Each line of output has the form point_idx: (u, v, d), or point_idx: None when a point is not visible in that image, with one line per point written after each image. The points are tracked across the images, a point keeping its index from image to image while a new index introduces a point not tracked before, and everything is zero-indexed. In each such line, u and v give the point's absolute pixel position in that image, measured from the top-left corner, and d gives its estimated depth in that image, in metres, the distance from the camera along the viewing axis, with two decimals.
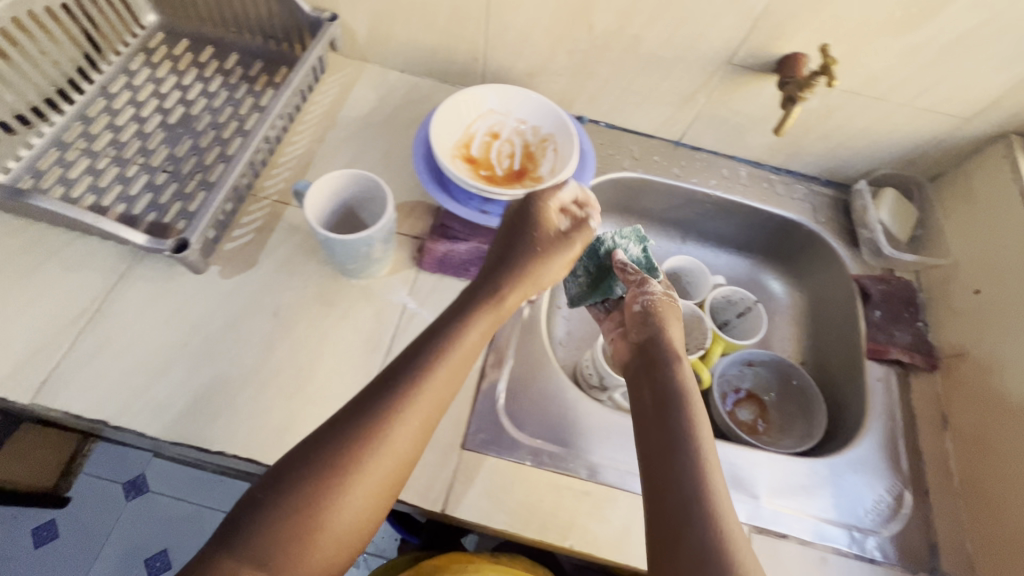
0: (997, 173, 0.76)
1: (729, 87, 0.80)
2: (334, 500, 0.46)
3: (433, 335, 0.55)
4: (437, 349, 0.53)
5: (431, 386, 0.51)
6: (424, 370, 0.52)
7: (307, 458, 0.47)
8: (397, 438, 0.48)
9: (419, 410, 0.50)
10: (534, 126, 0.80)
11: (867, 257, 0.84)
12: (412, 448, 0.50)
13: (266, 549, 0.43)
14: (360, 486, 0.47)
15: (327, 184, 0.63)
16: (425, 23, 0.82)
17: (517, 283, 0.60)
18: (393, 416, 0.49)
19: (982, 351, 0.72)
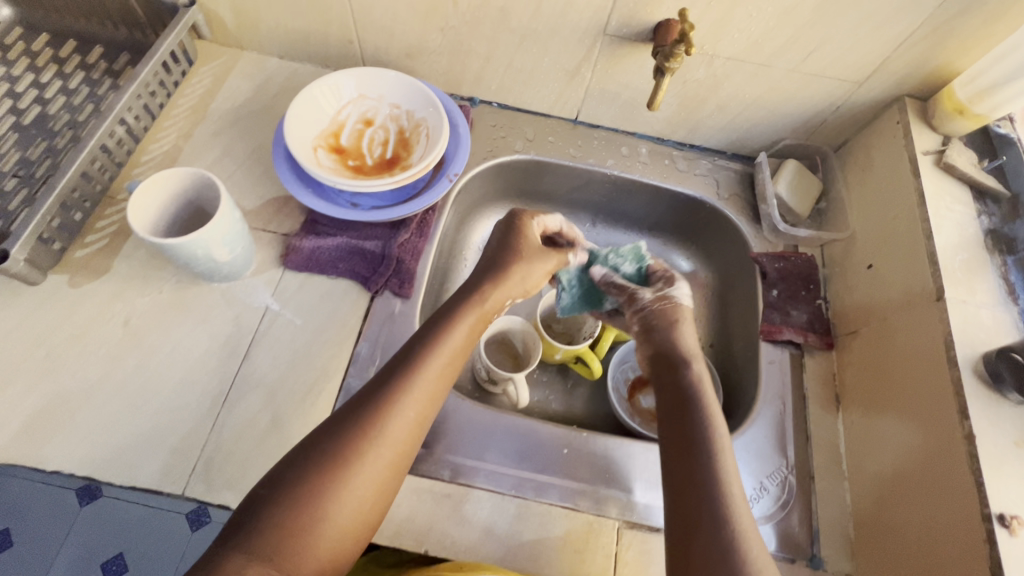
0: (892, 140, 0.72)
1: (610, 60, 0.75)
2: (337, 497, 0.46)
3: (418, 335, 0.55)
4: (418, 350, 0.53)
5: (420, 384, 0.52)
6: (410, 368, 0.52)
7: (303, 459, 0.47)
8: (394, 435, 0.49)
9: (411, 407, 0.51)
10: (406, 111, 0.76)
11: (768, 232, 0.81)
12: (406, 443, 0.51)
13: (272, 547, 0.43)
14: (361, 482, 0.47)
15: (142, 200, 0.58)
16: (288, 5, 0.77)
17: (506, 288, 0.62)
18: (387, 414, 0.50)
19: (872, 327, 0.68)
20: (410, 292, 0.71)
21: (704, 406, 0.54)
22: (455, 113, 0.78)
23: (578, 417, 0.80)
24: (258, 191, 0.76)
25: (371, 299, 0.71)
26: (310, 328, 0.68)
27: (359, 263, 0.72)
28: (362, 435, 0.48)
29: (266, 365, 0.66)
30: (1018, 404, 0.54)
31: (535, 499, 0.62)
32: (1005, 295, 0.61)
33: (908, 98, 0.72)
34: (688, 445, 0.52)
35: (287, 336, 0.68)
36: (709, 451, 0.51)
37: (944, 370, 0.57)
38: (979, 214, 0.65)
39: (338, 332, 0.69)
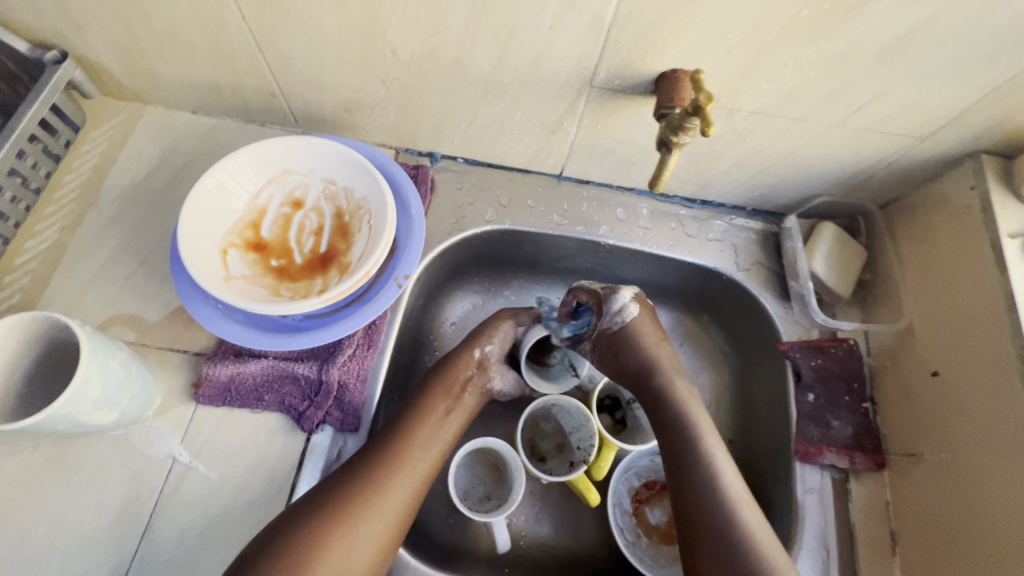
0: (962, 211, 0.56)
1: (599, 115, 0.59)
2: (320, 563, 0.47)
3: (419, 394, 0.61)
4: (417, 408, 0.59)
5: (420, 446, 0.56)
6: (412, 425, 0.57)
7: (290, 525, 0.48)
8: (389, 498, 0.52)
9: (405, 474, 0.54)
10: (343, 188, 0.60)
11: (799, 314, 0.66)
12: (399, 512, 0.52)
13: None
14: (346, 546, 0.48)
15: None
16: (185, 56, 0.60)
17: (473, 347, 0.65)
18: (383, 474, 0.53)
19: (938, 459, 0.54)
20: (359, 424, 0.57)
21: (698, 436, 0.55)
22: (406, 186, 0.62)
23: (574, 544, 0.67)
24: (165, 296, 0.61)
25: (308, 438, 0.56)
26: (230, 485, 0.54)
27: (291, 392, 0.57)
28: (354, 500, 0.50)
29: (172, 541, 0.52)
30: None
31: None
32: None
33: (986, 155, 0.56)
34: (688, 487, 0.53)
35: (200, 498, 0.53)
36: (703, 457, 0.53)
37: None
38: None
39: (264, 486, 0.54)
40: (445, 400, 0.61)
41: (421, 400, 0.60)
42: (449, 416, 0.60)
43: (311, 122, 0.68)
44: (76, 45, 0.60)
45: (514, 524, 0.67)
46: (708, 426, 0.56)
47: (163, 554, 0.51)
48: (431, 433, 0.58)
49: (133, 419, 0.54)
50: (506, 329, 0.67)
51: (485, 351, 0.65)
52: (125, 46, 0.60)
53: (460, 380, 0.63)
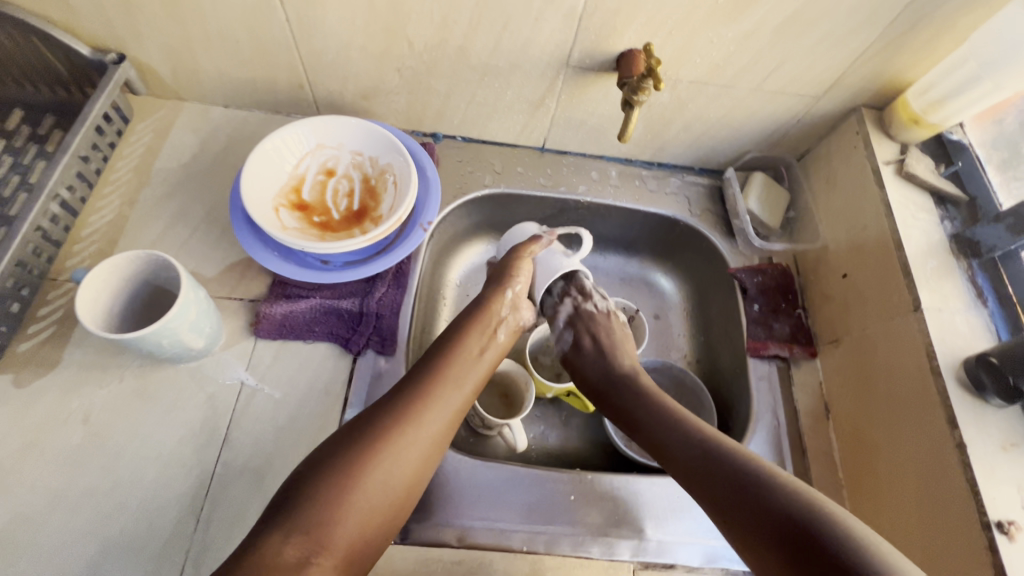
0: (852, 151, 0.74)
1: (574, 91, 0.74)
2: (369, 478, 0.54)
3: (452, 336, 0.67)
4: (450, 353, 0.65)
5: (453, 384, 0.62)
6: (446, 365, 0.63)
7: (343, 445, 0.55)
8: (424, 428, 0.58)
9: (440, 408, 0.60)
10: (369, 157, 0.72)
11: (744, 247, 0.82)
12: (435, 439, 0.59)
13: (313, 518, 0.50)
14: (388, 465, 0.55)
15: (103, 275, 0.54)
16: (230, 55, 0.72)
17: (503, 289, 0.72)
18: (420, 407, 0.59)
19: (853, 337, 0.70)
20: (395, 348, 0.69)
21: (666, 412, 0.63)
22: (420, 154, 0.75)
23: (576, 452, 0.79)
24: (218, 256, 0.71)
25: (354, 361, 0.67)
26: (292, 401, 0.64)
27: (337, 324, 0.68)
28: (396, 424, 0.57)
29: (248, 447, 0.61)
30: (999, 408, 0.57)
31: (547, 554, 0.61)
32: (974, 298, 0.63)
33: (865, 108, 0.74)
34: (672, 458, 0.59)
35: (268, 413, 0.63)
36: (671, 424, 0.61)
37: (928, 381, 0.59)
38: (941, 219, 0.68)
39: (321, 401, 0.65)
40: (475, 343, 0.67)
41: (454, 342, 0.66)
42: (482, 357, 0.66)
43: (332, 110, 0.81)
44: (133, 48, 0.71)
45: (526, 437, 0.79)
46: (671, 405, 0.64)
47: (240, 459, 0.61)
48: (462, 371, 0.64)
49: (190, 361, 0.64)
50: (525, 267, 0.74)
51: (513, 292, 0.72)
52: (178, 48, 0.71)
53: (490, 322, 0.69)
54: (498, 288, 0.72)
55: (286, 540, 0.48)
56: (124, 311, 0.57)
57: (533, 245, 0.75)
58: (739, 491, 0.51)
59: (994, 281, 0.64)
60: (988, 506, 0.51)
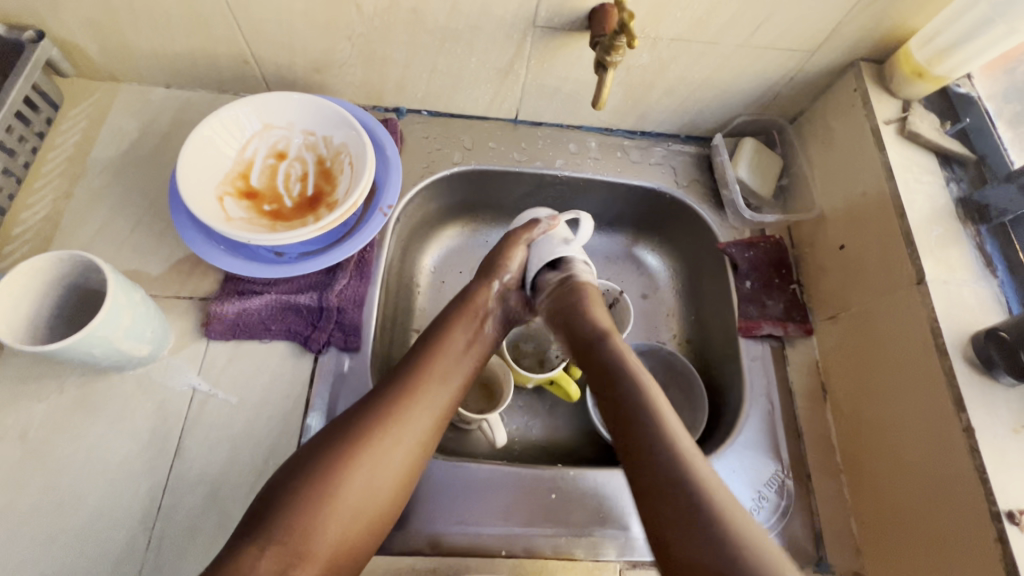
0: (850, 110, 0.68)
1: (544, 54, 0.67)
2: (348, 483, 0.48)
3: (441, 323, 0.61)
4: (439, 341, 0.58)
5: (438, 378, 0.56)
6: (433, 356, 0.57)
7: (323, 447, 0.49)
8: (411, 425, 0.52)
9: (425, 405, 0.54)
10: (322, 137, 0.66)
11: (733, 219, 0.77)
12: (423, 438, 0.53)
13: (288, 530, 0.45)
14: (370, 468, 0.49)
15: (44, 265, 0.51)
16: (161, 29, 0.65)
17: (490, 281, 0.65)
18: (403, 402, 0.53)
19: (852, 314, 0.65)
20: (359, 344, 0.64)
21: (648, 411, 0.52)
22: (379, 132, 0.69)
23: (561, 443, 0.75)
24: (164, 251, 0.66)
25: (316, 359, 0.63)
26: (249, 406, 0.60)
27: (295, 321, 0.63)
28: (377, 424, 0.51)
29: (202, 458, 0.57)
30: (1010, 387, 0.52)
31: (527, 557, 0.57)
32: (983, 268, 0.58)
33: (863, 61, 0.68)
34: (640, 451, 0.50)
35: (222, 419, 0.59)
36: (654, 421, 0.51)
37: (933, 359, 0.54)
38: (947, 181, 0.62)
39: (281, 404, 0.60)
40: (463, 332, 0.60)
41: (438, 333, 0.60)
42: (473, 346, 0.60)
43: (283, 86, 0.74)
44: (52, 25, 0.64)
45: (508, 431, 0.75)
46: (665, 407, 0.53)
47: (193, 470, 0.56)
48: (449, 363, 0.57)
49: (134, 370, 0.59)
50: (517, 254, 0.67)
51: (502, 283, 0.66)
52: (103, 23, 0.64)
53: (477, 312, 0.63)
54: (484, 280, 0.65)
55: (261, 554, 0.44)
56: (57, 312, 0.52)
57: (528, 231, 0.68)
58: (678, 504, 0.46)
59: (1004, 247, 0.59)
60: (997, 494, 0.48)
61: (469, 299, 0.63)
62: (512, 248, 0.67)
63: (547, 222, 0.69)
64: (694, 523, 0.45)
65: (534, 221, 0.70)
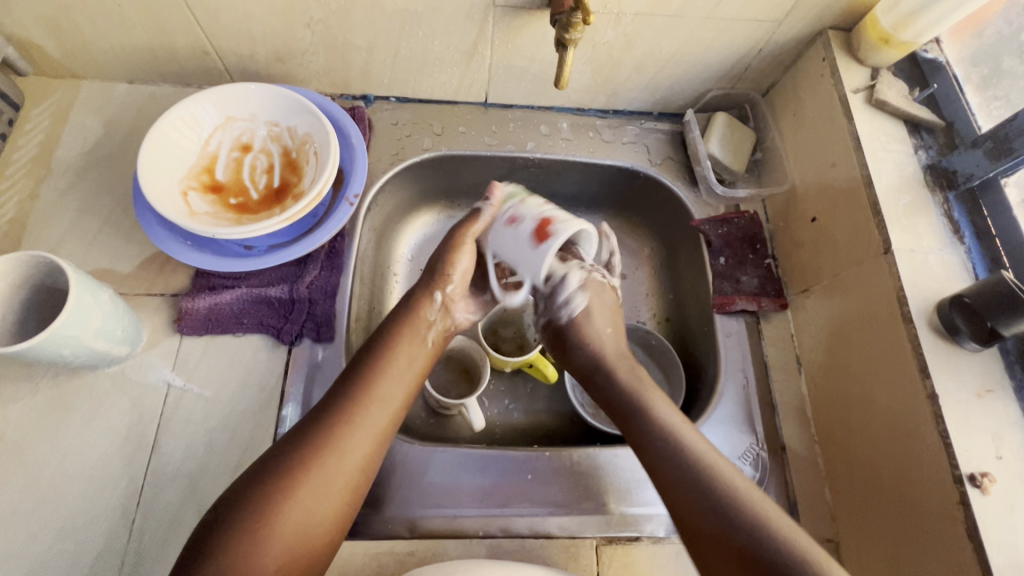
0: (820, 80, 0.68)
1: (507, 35, 0.67)
2: (284, 519, 0.47)
3: (378, 343, 0.58)
4: (371, 361, 0.57)
5: (375, 404, 0.54)
6: (370, 379, 0.55)
7: (257, 479, 0.48)
8: (347, 454, 0.51)
9: (365, 426, 0.53)
10: (286, 127, 0.65)
11: (706, 195, 0.76)
12: (361, 465, 0.52)
13: (220, 572, 0.44)
14: (306, 502, 0.48)
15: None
16: (116, 23, 0.64)
17: (432, 291, 0.62)
18: (338, 430, 0.51)
19: (824, 286, 0.65)
20: (332, 334, 0.64)
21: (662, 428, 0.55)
22: (344, 122, 0.69)
23: (540, 424, 0.74)
24: (134, 249, 0.66)
25: (289, 351, 0.63)
26: (224, 400, 0.60)
27: (267, 313, 0.63)
28: (309, 456, 0.50)
29: (178, 453, 0.57)
30: (974, 352, 0.53)
31: (504, 536, 0.58)
32: (951, 235, 0.58)
33: (831, 30, 0.67)
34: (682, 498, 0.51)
35: (198, 414, 0.59)
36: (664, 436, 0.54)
37: (900, 327, 0.54)
38: (916, 149, 0.62)
39: (257, 396, 0.60)
40: (406, 351, 0.58)
41: (371, 355, 0.57)
42: (412, 366, 0.58)
43: (246, 77, 0.73)
44: (4, 23, 0.63)
45: (489, 415, 0.74)
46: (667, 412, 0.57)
47: (170, 465, 0.57)
48: (389, 383, 0.56)
49: (108, 369, 0.59)
50: (461, 260, 0.63)
51: (445, 292, 0.63)
52: (57, 19, 0.63)
53: (417, 326, 0.60)
54: (428, 290, 0.62)
55: None
56: (19, 318, 0.52)
57: (470, 226, 0.63)
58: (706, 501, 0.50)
59: (971, 212, 0.59)
60: (960, 459, 0.48)
61: (402, 316, 0.61)
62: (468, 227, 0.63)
63: (488, 207, 0.62)
64: (707, 509, 0.49)
65: (474, 209, 0.63)
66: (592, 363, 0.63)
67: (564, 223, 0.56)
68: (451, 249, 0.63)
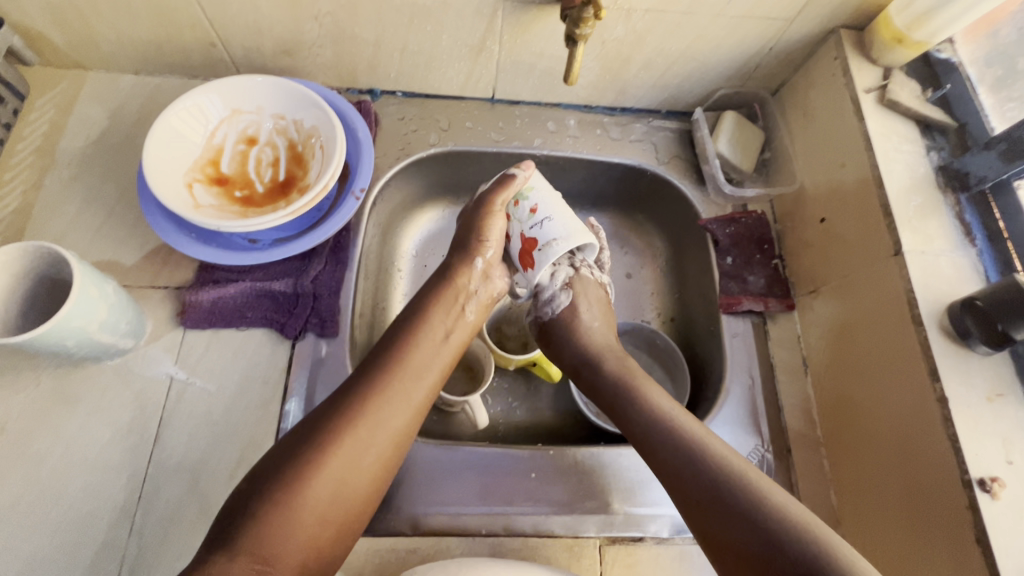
0: (831, 80, 0.67)
1: (516, 30, 0.66)
2: (321, 483, 0.47)
3: (416, 314, 0.59)
4: (410, 333, 0.57)
5: (412, 375, 0.55)
6: (407, 350, 0.56)
7: (298, 441, 0.49)
8: (383, 422, 0.51)
9: (402, 399, 0.53)
10: (292, 120, 0.65)
11: (714, 194, 0.76)
12: (397, 435, 0.52)
13: (258, 532, 0.44)
14: (342, 469, 0.48)
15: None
16: (123, 13, 0.63)
17: (471, 258, 0.63)
18: (376, 398, 0.52)
19: (833, 286, 0.64)
20: (336, 329, 0.63)
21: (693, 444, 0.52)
22: (350, 115, 0.68)
23: (543, 423, 0.74)
24: (138, 241, 0.65)
25: (293, 345, 0.63)
26: (227, 393, 0.60)
27: (271, 307, 0.63)
28: (350, 420, 0.50)
29: (181, 446, 0.57)
30: (985, 355, 0.52)
31: (506, 535, 0.58)
32: (962, 237, 0.57)
33: (843, 29, 0.67)
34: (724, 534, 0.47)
35: (200, 407, 0.59)
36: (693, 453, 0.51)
37: (910, 329, 0.54)
38: (927, 150, 0.62)
39: (260, 390, 0.60)
40: (439, 324, 0.59)
41: (412, 329, 0.58)
42: (447, 339, 0.59)
43: (253, 69, 0.73)
44: (10, 12, 0.63)
45: (492, 413, 0.74)
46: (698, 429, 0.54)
47: (172, 458, 0.56)
48: (426, 357, 0.56)
49: (110, 361, 0.59)
50: (496, 224, 0.62)
51: (485, 258, 0.63)
52: (63, 8, 0.62)
53: (455, 300, 0.61)
54: (466, 257, 0.63)
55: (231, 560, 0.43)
56: (22, 308, 0.52)
57: (502, 193, 0.60)
58: (713, 498, 0.49)
59: (984, 215, 0.58)
60: (969, 464, 0.48)
61: (436, 288, 0.62)
62: (501, 196, 0.61)
63: (523, 173, 0.60)
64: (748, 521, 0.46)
65: (507, 173, 0.62)
66: (580, 354, 0.63)
67: (545, 249, 0.57)
68: (490, 220, 0.62)
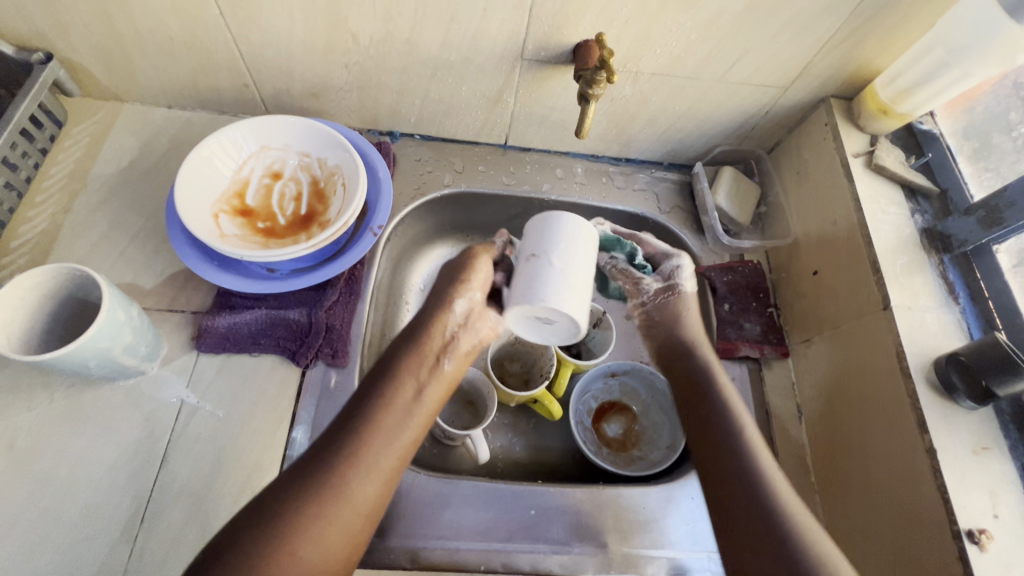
0: (822, 143, 0.72)
1: (532, 85, 0.71)
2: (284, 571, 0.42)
3: (387, 371, 0.54)
4: (384, 391, 0.53)
5: (385, 439, 0.50)
6: (378, 411, 0.51)
7: (261, 522, 0.44)
8: (353, 497, 0.47)
9: (371, 471, 0.49)
10: (317, 159, 0.69)
11: (712, 243, 0.80)
12: (370, 506, 0.48)
13: None
14: (306, 553, 0.44)
15: (31, 279, 0.52)
16: (165, 54, 0.68)
17: (452, 302, 0.58)
18: (347, 469, 0.48)
19: (824, 337, 0.67)
20: (345, 359, 0.65)
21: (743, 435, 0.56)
22: (372, 155, 0.72)
23: (544, 459, 0.75)
24: (158, 266, 0.67)
25: (303, 374, 0.64)
26: (234, 418, 0.61)
27: (285, 335, 0.65)
28: (319, 496, 0.46)
29: (187, 470, 0.57)
30: (971, 410, 0.54)
31: (505, 571, 0.58)
32: (946, 295, 0.61)
33: (834, 98, 0.72)
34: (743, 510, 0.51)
35: (207, 433, 0.60)
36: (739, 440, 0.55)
37: (899, 381, 0.56)
38: (912, 213, 0.66)
39: (268, 416, 0.61)
40: (413, 380, 0.54)
41: (380, 385, 0.53)
42: (420, 397, 0.54)
43: (281, 109, 0.77)
44: (60, 47, 0.67)
45: (492, 448, 0.75)
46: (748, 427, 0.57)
47: (176, 482, 0.57)
48: (396, 421, 0.51)
49: (123, 382, 0.60)
50: (481, 272, 0.60)
51: (464, 304, 0.59)
52: (110, 47, 0.67)
53: (430, 356, 0.56)
54: (447, 298, 0.59)
55: None
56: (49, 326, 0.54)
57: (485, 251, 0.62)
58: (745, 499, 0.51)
59: (966, 275, 0.62)
60: (958, 514, 0.49)
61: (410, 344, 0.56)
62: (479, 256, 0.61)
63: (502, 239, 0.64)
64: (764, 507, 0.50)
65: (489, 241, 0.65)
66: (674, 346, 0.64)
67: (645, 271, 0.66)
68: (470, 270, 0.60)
